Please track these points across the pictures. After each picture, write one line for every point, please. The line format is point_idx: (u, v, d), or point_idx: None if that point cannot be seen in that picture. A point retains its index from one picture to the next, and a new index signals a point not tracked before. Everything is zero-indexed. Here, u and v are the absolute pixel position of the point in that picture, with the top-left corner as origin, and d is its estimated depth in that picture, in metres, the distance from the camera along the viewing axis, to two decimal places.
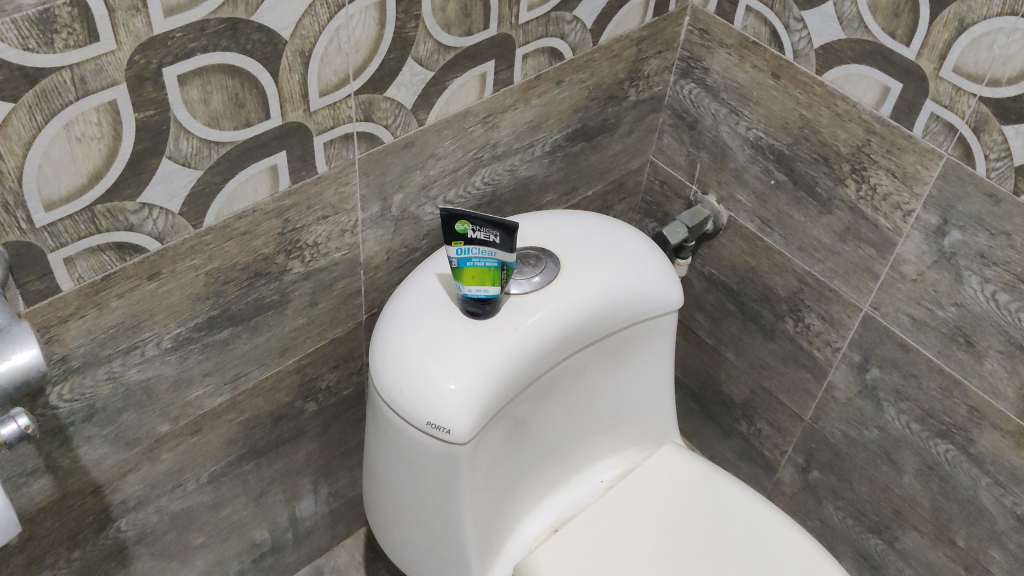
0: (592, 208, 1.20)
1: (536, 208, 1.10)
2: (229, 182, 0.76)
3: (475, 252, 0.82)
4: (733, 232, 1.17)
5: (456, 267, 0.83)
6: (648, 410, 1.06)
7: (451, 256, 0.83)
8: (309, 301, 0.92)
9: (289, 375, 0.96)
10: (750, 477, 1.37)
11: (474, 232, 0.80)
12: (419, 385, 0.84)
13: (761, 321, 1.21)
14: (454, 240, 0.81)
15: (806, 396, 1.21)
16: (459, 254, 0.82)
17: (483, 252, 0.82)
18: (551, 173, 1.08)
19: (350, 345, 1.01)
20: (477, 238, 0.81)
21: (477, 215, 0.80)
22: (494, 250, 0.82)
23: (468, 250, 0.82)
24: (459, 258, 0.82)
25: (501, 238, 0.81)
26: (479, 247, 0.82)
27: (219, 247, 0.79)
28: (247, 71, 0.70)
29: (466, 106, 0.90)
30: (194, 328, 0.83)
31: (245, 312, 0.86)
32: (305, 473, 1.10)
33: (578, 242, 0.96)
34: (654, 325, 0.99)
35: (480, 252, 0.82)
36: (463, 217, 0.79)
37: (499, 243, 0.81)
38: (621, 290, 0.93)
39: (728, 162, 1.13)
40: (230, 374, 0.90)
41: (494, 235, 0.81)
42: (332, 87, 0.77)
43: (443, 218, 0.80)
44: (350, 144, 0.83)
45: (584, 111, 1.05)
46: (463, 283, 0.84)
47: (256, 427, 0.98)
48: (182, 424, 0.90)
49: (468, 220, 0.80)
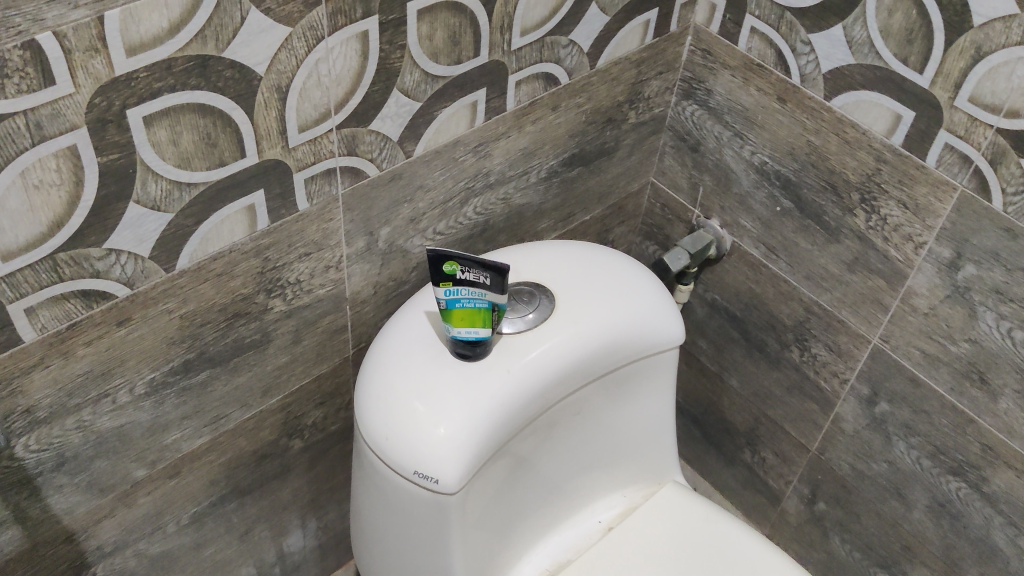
0: (591, 232, 1.16)
1: (531, 235, 1.06)
2: (203, 223, 0.72)
3: (464, 293, 0.78)
4: (736, 258, 1.13)
5: (445, 309, 0.78)
6: (648, 447, 1.02)
7: (439, 298, 0.78)
8: (292, 340, 0.88)
9: (273, 414, 0.93)
10: (754, 505, 1.33)
11: (463, 272, 0.76)
12: (407, 431, 0.80)
13: (765, 350, 1.17)
14: (443, 282, 0.77)
15: (812, 427, 1.17)
16: (448, 296, 0.78)
17: (473, 294, 0.78)
18: (547, 199, 1.04)
19: (337, 380, 0.97)
20: (466, 279, 0.77)
21: (465, 255, 0.75)
22: (484, 291, 0.78)
23: (457, 292, 0.77)
24: (448, 300, 0.78)
25: (491, 279, 0.77)
26: (468, 288, 0.77)
27: (194, 290, 0.75)
28: (219, 109, 0.66)
29: (456, 135, 0.86)
30: (169, 373, 0.79)
31: (223, 354, 0.82)
32: (292, 508, 1.07)
33: (574, 276, 0.92)
34: (655, 362, 0.95)
35: (470, 294, 0.78)
36: (451, 257, 0.75)
37: (489, 284, 0.77)
38: (619, 327, 0.89)
39: (732, 187, 1.08)
40: (209, 416, 0.86)
41: (483, 275, 0.77)
42: (313, 122, 0.73)
43: (429, 258, 0.76)
44: (333, 179, 0.79)
45: (581, 136, 1.01)
46: (452, 325, 0.79)
47: (239, 466, 0.94)
48: (159, 468, 0.86)
49: (456, 261, 0.75)
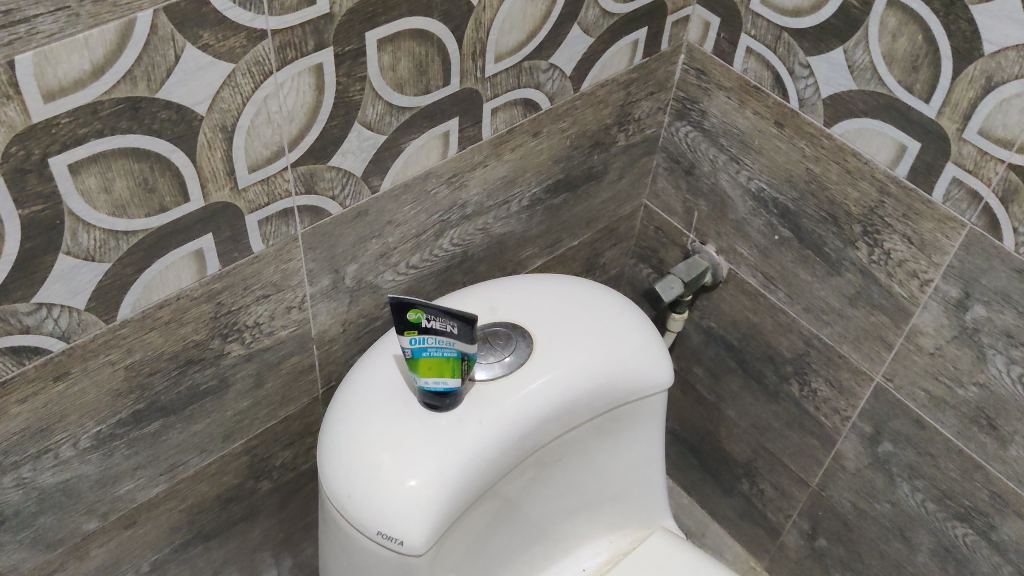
0: (580, 257, 1.10)
1: (514, 264, 1.01)
2: (144, 271, 0.66)
3: (430, 341, 0.72)
4: (733, 286, 1.07)
5: (410, 357, 0.73)
6: (638, 492, 0.96)
7: (405, 346, 0.73)
8: (254, 383, 0.83)
9: (236, 458, 0.88)
10: (752, 538, 1.28)
11: (429, 321, 0.71)
12: (370, 488, 0.75)
13: (763, 381, 1.11)
14: (407, 329, 0.71)
15: (812, 462, 1.11)
16: (413, 344, 0.72)
17: (440, 343, 0.72)
18: (530, 227, 0.98)
19: (305, 421, 0.92)
20: (433, 327, 0.71)
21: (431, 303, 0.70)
22: (452, 340, 0.72)
23: (422, 340, 0.72)
24: (414, 349, 0.72)
25: (459, 327, 0.72)
26: (435, 336, 0.72)
27: (140, 339, 0.70)
28: (155, 153, 0.61)
29: (427, 167, 0.81)
30: (117, 424, 0.74)
31: (177, 402, 0.77)
32: (263, 549, 1.02)
33: (555, 315, 0.86)
34: (643, 406, 0.89)
35: (436, 342, 0.72)
36: (416, 305, 0.70)
37: (456, 332, 0.72)
38: (601, 373, 0.83)
39: (728, 213, 1.02)
40: (165, 464, 0.81)
41: (450, 323, 0.71)
42: (264, 161, 0.68)
43: (392, 306, 0.70)
44: (291, 219, 0.73)
45: (567, 161, 0.95)
46: (419, 374, 0.74)
47: (201, 512, 0.89)
48: (112, 519, 0.81)
49: (421, 308, 0.70)
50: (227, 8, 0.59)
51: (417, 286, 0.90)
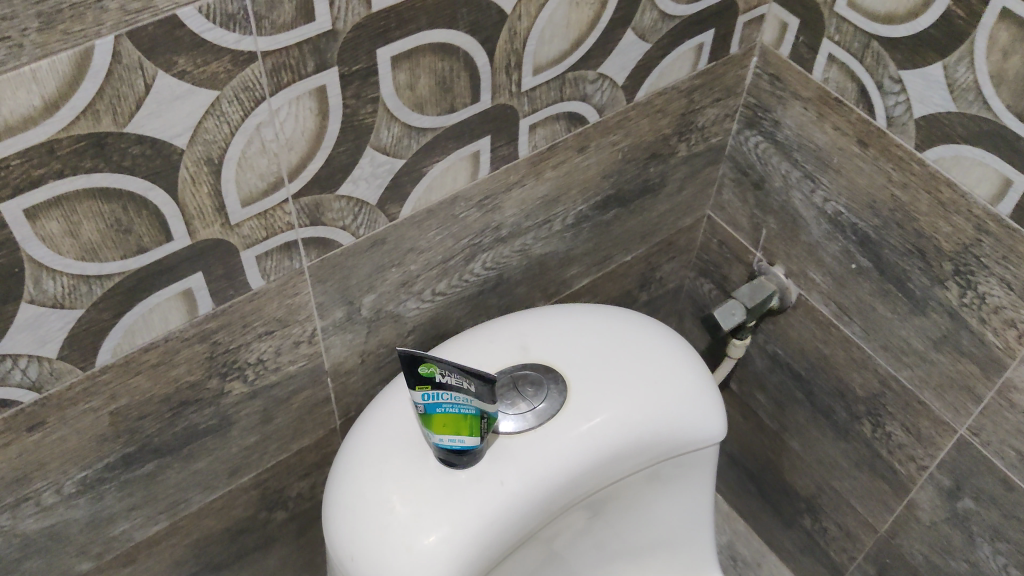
0: (634, 273, 1.01)
1: (558, 283, 0.91)
2: (125, 315, 0.59)
3: (445, 397, 0.64)
4: (802, 312, 0.96)
5: (423, 413, 0.65)
6: (685, 549, 0.86)
7: (416, 402, 0.64)
8: (261, 419, 0.76)
9: (246, 491, 0.81)
10: (811, 574, 1.18)
11: (443, 376, 0.62)
12: (373, 552, 0.67)
13: (832, 417, 1.00)
14: (419, 385, 0.63)
15: (881, 507, 1.01)
16: (426, 402, 0.64)
17: (456, 400, 0.64)
18: (576, 245, 0.89)
19: (322, 452, 0.85)
20: (448, 383, 0.63)
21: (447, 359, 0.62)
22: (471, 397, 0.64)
23: (437, 398, 0.64)
24: (427, 406, 0.64)
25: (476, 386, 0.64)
26: (451, 392, 0.63)
27: (125, 384, 0.63)
28: (128, 191, 0.54)
29: (454, 190, 0.72)
30: (105, 468, 0.68)
31: (173, 442, 0.71)
32: (282, 574, 0.96)
33: (593, 356, 0.76)
34: (691, 460, 0.78)
35: (452, 399, 0.64)
36: (428, 359, 0.61)
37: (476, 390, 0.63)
38: (641, 427, 0.73)
39: (800, 234, 0.91)
40: (165, 503, 0.75)
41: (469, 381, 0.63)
42: (259, 194, 0.60)
43: (402, 359, 0.62)
44: (294, 252, 0.65)
45: (618, 176, 0.85)
46: (433, 431, 0.65)
47: (209, 544, 0.84)
48: (108, 558, 0.76)
49: (435, 363, 0.61)
50: (206, 29, 0.50)
51: (445, 312, 0.82)
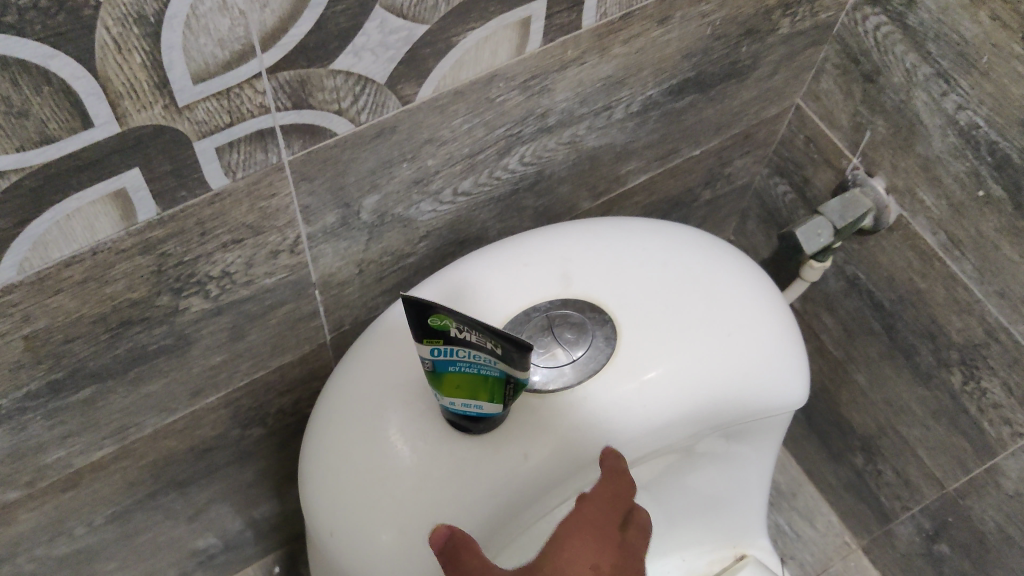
0: (700, 169, 0.83)
1: (610, 180, 0.74)
2: (31, 223, 0.43)
3: (460, 354, 0.49)
4: (901, 237, 0.79)
5: (432, 371, 0.50)
6: (730, 512, 0.72)
7: (424, 357, 0.50)
8: (231, 337, 0.61)
9: (213, 411, 0.68)
10: (853, 511, 1.06)
11: (458, 332, 0.47)
12: (358, 529, 0.55)
13: (914, 358, 0.85)
14: (428, 339, 0.48)
15: (954, 463, 0.87)
16: (437, 359, 0.49)
17: (474, 358, 0.49)
18: (638, 137, 0.71)
19: (310, 367, 0.71)
20: (464, 340, 0.47)
21: (463, 313, 0.46)
22: (492, 358, 0.48)
23: (450, 355, 0.49)
24: (437, 363, 0.50)
25: (502, 347, 0.47)
26: (467, 349, 0.48)
27: (40, 305, 0.48)
28: (16, 59, 0.36)
29: (493, 67, 0.54)
30: (26, 397, 0.54)
31: (115, 366, 0.56)
32: (263, 483, 0.85)
33: (653, 295, 0.59)
34: (759, 425, 0.64)
35: (470, 357, 0.49)
36: (439, 311, 0.46)
37: (499, 354, 0.48)
38: (704, 395, 0.58)
39: (917, 143, 0.73)
40: (109, 428, 0.61)
41: (492, 343, 0.47)
42: (218, 67, 0.42)
43: (407, 306, 0.46)
44: (273, 142, 0.48)
45: (702, 56, 0.66)
46: (442, 393, 0.52)
47: (171, 464, 0.71)
48: (41, 486, 0.62)
49: (450, 317, 0.46)
50: None
51: (469, 214, 0.66)
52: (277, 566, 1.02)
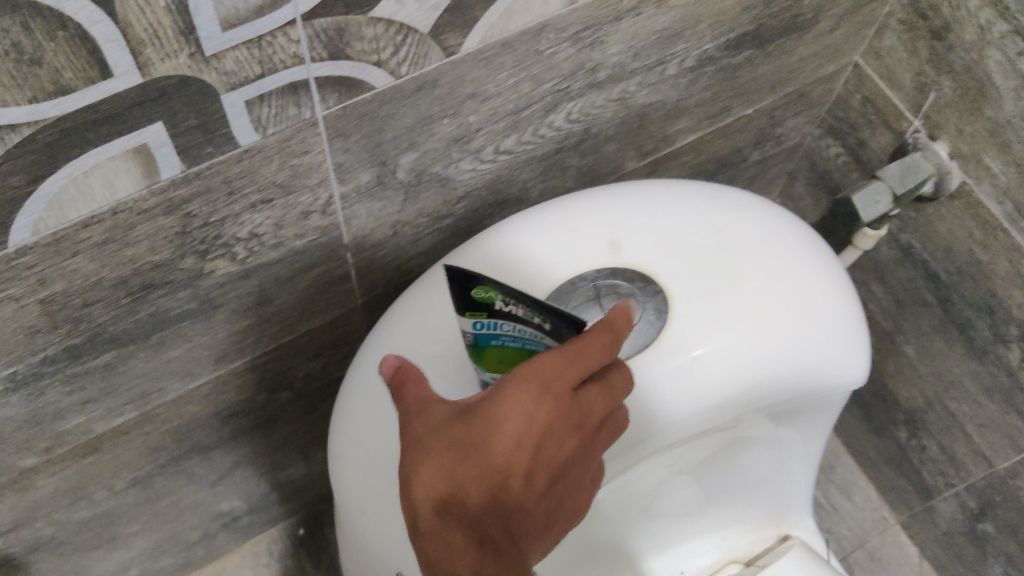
0: (751, 129, 0.78)
1: (658, 140, 0.70)
2: (47, 180, 0.40)
3: (505, 329, 0.45)
4: (963, 206, 0.74)
5: (472, 345, 0.47)
6: (774, 490, 0.69)
7: (466, 330, 0.46)
8: (258, 300, 0.58)
9: (240, 376, 0.65)
10: (894, 485, 1.03)
11: (504, 306, 0.43)
12: (391, 508, 0.52)
13: (969, 332, 0.81)
14: (471, 312, 0.44)
15: (1006, 442, 0.83)
16: (479, 333, 0.46)
17: (519, 333, 0.45)
18: (691, 95, 0.67)
19: (340, 331, 0.67)
20: (510, 314, 0.44)
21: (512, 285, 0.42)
22: (540, 334, 0.45)
23: (494, 330, 0.45)
24: (479, 337, 0.46)
25: (551, 322, 0.44)
26: (512, 324, 0.44)
27: (58, 267, 0.45)
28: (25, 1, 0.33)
29: (544, 17, 0.49)
30: (43, 362, 0.51)
31: (137, 331, 0.53)
32: (289, 447, 0.82)
33: (708, 265, 0.56)
34: (814, 404, 0.60)
35: (514, 333, 0.45)
36: (485, 282, 0.42)
37: (548, 330, 0.44)
38: (760, 374, 0.55)
39: (986, 106, 0.67)
40: (132, 393, 0.59)
41: (541, 317, 0.43)
42: (248, 13, 0.38)
43: (450, 275, 0.43)
44: (307, 96, 0.45)
45: (763, 8, 0.62)
46: (483, 368, 0.48)
47: (196, 429, 0.68)
48: (61, 452, 0.60)
49: (497, 288, 0.42)
50: None
51: (510, 174, 0.62)
52: (301, 528, 1.00)
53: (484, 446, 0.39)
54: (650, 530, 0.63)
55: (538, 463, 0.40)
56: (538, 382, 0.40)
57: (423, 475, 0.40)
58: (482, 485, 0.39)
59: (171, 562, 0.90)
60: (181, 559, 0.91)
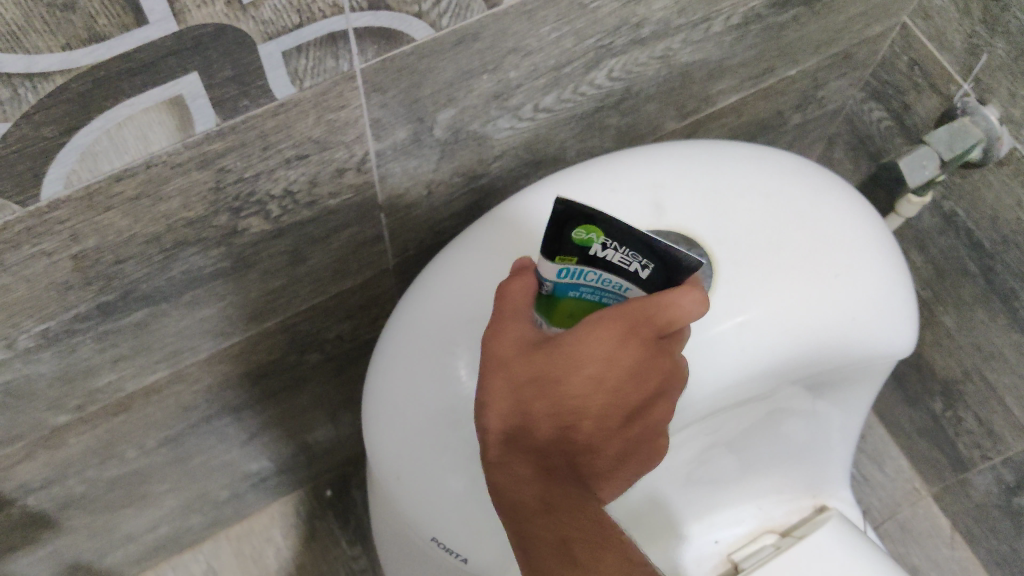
0: (794, 90, 0.76)
1: (699, 100, 0.68)
2: (79, 131, 0.39)
3: (589, 280, 0.44)
4: (1013, 173, 0.72)
5: (546, 295, 0.45)
6: (810, 459, 0.68)
7: (546, 280, 0.44)
8: (291, 259, 0.56)
9: (271, 336, 0.64)
10: (927, 457, 1.01)
11: (604, 250, 0.42)
12: (426, 472, 0.51)
13: (1013, 303, 0.78)
14: (560, 257, 0.42)
15: None
16: (560, 282, 0.44)
17: (601, 285, 0.44)
18: (735, 53, 0.64)
19: (371, 293, 0.66)
20: (607, 260, 0.42)
21: (620, 226, 0.40)
22: (626, 283, 0.44)
23: (577, 278, 0.44)
24: (559, 286, 0.44)
25: (649, 271, 0.42)
26: (601, 274, 0.43)
27: (90, 222, 0.44)
28: None
29: None
30: (75, 319, 0.50)
31: (169, 288, 0.52)
32: (318, 408, 0.81)
33: (755, 229, 0.54)
34: (859, 373, 0.59)
35: (596, 284, 0.44)
36: (588, 223, 0.40)
37: (642, 280, 0.43)
38: (805, 340, 0.53)
39: None
40: (163, 352, 0.58)
41: (640, 264, 0.42)
42: None
43: (554, 213, 0.41)
44: (344, 48, 0.43)
45: None
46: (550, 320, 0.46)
47: (226, 388, 0.68)
48: (93, 409, 0.60)
49: (602, 229, 0.41)
50: None
51: (548, 133, 0.60)
52: (328, 490, 1.00)
53: (560, 378, 0.42)
54: (684, 496, 0.63)
55: (609, 403, 0.42)
56: (622, 325, 0.42)
57: (495, 403, 0.43)
58: (552, 419, 0.43)
59: (200, 521, 0.91)
60: (210, 518, 0.92)
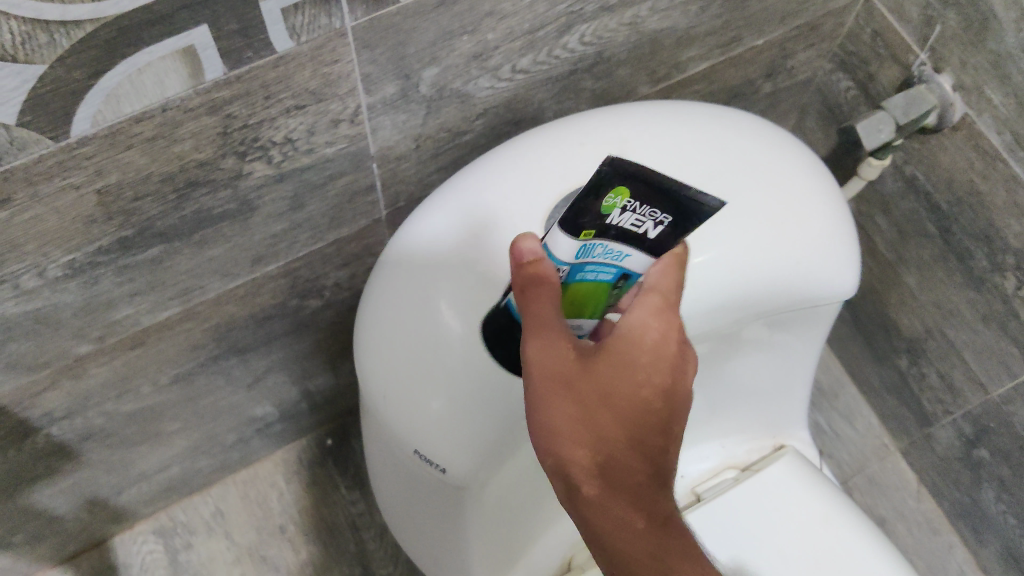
0: (763, 59, 0.81)
1: (669, 67, 0.74)
2: (105, 75, 0.45)
3: (602, 254, 0.48)
4: (965, 137, 0.77)
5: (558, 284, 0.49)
6: (771, 405, 0.74)
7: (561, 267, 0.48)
8: (290, 205, 0.62)
9: (274, 280, 0.70)
10: (894, 415, 1.07)
11: (626, 213, 0.46)
12: (408, 392, 0.57)
13: (968, 262, 0.84)
14: (583, 232, 0.46)
15: (1000, 370, 0.86)
16: (574, 265, 0.48)
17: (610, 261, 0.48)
18: (701, 22, 0.70)
19: (366, 242, 0.72)
20: (625, 226, 0.46)
21: (645, 180, 0.45)
22: (632, 250, 0.48)
23: (588, 257, 0.48)
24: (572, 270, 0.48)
25: (667, 224, 0.47)
26: (615, 246, 0.48)
27: (113, 159, 0.50)
28: None
29: None
30: (97, 252, 0.56)
31: (182, 227, 0.58)
32: (318, 356, 0.88)
33: (709, 179, 0.59)
34: (806, 314, 0.64)
35: (606, 260, 0.48)
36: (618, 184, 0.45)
37: (655, 240, 0.47)
38: (752, 281, 0.59)
39: (988, 38, 0.70)
40: (176, 289, 0.64)
41: (659, 220, 0.46)
42: None
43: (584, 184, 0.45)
44: (336, 7, 0.49)
45: None
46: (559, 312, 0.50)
47: (232, 329, 0.74)
48: (112, 341, 0.66)
49: (630, 190, 0.45)
50: None
51: (526, 93, 0.66)
52: (329, 439, 1.07)
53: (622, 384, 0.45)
54: None
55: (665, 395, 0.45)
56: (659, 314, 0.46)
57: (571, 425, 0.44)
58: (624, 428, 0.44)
59: (209, 464, 0.97)
60: (218, 462, 0.98)
